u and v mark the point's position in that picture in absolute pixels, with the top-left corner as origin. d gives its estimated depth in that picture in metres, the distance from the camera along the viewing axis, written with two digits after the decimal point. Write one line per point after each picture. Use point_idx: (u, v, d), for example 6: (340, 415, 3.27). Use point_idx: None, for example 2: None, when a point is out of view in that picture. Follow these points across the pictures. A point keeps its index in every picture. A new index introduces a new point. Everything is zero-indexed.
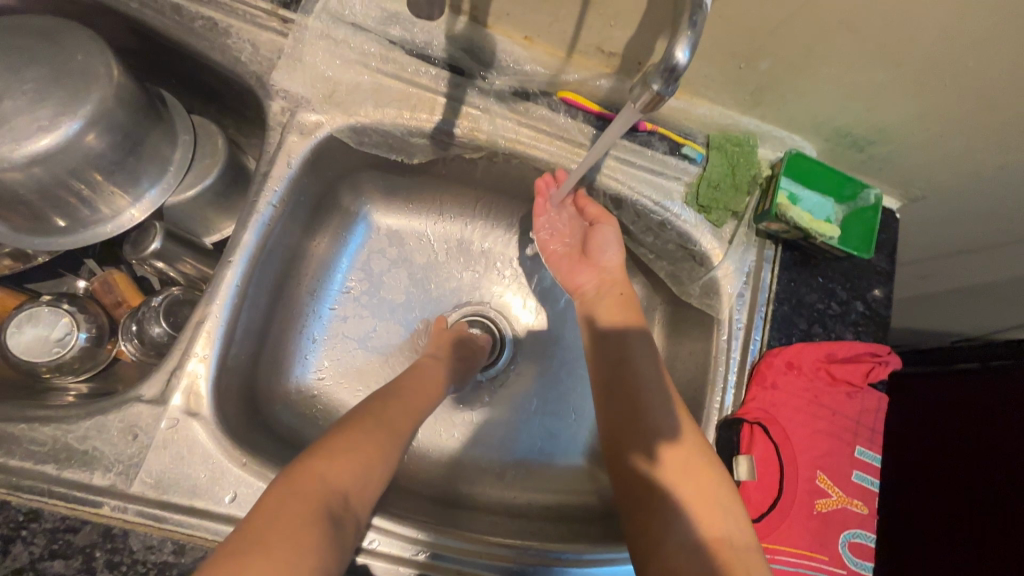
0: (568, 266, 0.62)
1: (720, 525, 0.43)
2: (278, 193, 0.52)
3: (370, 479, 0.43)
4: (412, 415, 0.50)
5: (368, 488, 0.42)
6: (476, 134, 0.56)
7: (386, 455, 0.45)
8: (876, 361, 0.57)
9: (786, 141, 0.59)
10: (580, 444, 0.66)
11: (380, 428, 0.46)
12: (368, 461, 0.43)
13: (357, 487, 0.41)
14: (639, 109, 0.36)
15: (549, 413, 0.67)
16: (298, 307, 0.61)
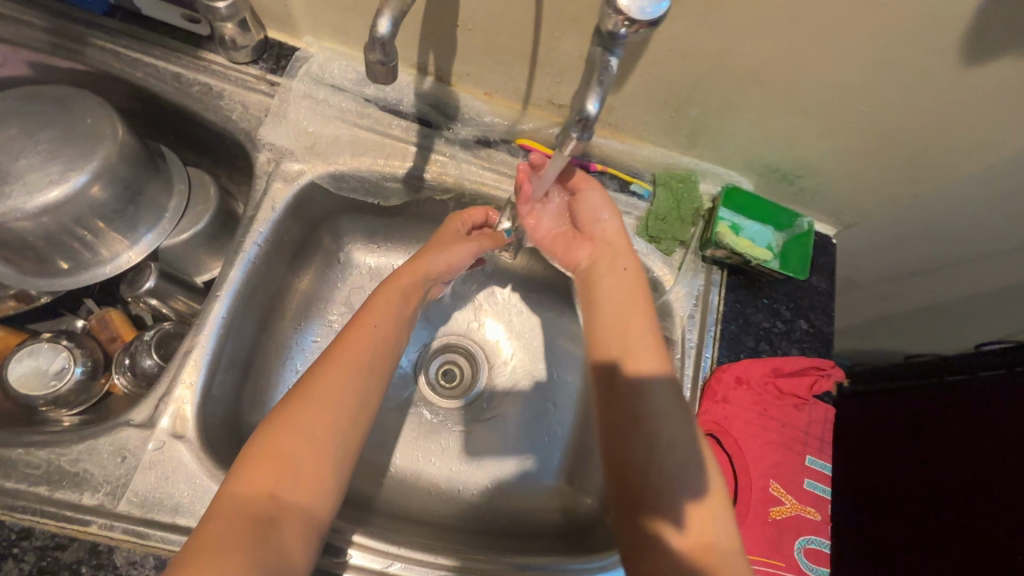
0: (564, 245, 0.61)
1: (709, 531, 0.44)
2: (263, 233, 0.57)
3: (305, 473, 0.44)
4: (348, 382, 0.49)
5: (303, 481, 0.44)
6: (443, 177, 0.62)
7: (321, 449, 0.45)
8: (820, 374, 0.61)
9: (724, 177, 0.65)
10: (553, 467, 0.69)
11: (311, 410, 0.47)
12: (297, 457, 0.44)
13: (289, 488, 0.43)
14: (565, 153, 0.42)
15: (524, 437, 0.71)
16: (282, 340, 0.66)
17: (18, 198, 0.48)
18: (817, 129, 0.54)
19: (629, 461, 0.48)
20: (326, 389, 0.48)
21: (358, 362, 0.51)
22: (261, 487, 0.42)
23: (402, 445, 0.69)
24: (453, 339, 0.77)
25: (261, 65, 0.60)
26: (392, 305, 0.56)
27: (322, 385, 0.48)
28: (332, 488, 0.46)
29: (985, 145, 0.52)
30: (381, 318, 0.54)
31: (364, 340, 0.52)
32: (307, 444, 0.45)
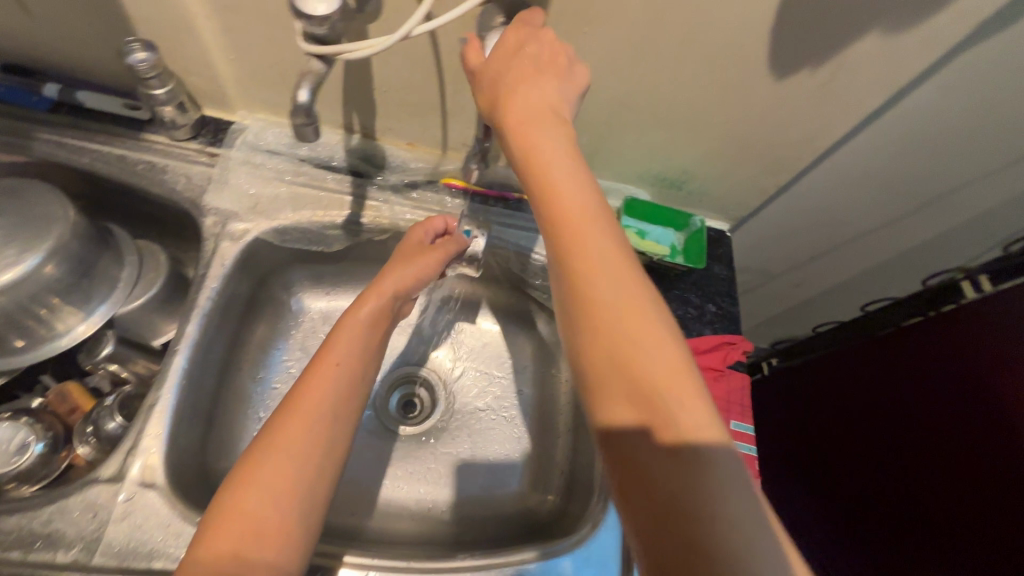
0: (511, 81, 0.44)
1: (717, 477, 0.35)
2: (215, 289, 0.62)
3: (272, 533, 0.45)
4: (308, 436, 0.49)
5: (269, 540, 0.44)
6: (379, 220, 0.69)
7: (286, 497, 0.46)
8: (730, 346, 0.70)
9: (624, 191, 0.76)
10: (514, 470, 0.73)
11: (275, 468, 0.47)
12: (261, 519, 0.44)
13: (254, 545, 0.43)
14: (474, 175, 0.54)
15: (484, 450, 0.75)
16: (242, 390, 0.69)
17: None
18: (685, 141, 0.65)
19: (605, 381, 0.39)
20: (286, 447, 0.48)
21: (320, 418, 0.50)
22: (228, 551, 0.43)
23: (383, 476, 0.72)
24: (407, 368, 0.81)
25: (200, 140, 0.67)
26: (357, 339, 0.57)
27: (286, 443, 0.48)
28: (299, 548, 0.46)
29: (815, 139, 0.64)
30: (344, 357, 0.54)
31: (319, 391, 0.51)
32: (269, 504, 0.45)
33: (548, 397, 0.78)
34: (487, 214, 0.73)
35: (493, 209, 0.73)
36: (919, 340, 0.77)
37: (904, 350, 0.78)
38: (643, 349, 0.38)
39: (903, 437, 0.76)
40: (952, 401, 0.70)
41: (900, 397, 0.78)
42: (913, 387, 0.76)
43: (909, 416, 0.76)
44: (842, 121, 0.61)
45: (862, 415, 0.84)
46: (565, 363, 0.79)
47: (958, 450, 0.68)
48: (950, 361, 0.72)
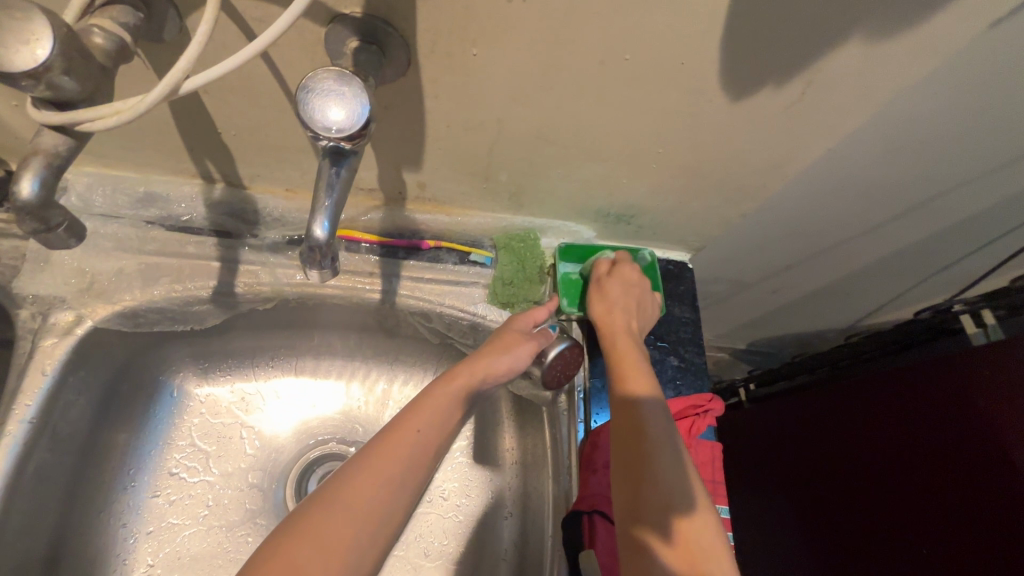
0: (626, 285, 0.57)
1: (688, 509, 0.42)
2: (34, 405, 0.48)
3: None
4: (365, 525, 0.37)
5: None
6: (258, 288, 0.56)
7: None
8: (697, 413, 0.58)
9: (562, 229, 0.63)
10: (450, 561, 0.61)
11: (316, 565, 0.34)
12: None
13: None
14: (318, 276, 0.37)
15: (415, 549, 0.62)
16: (106, 508, 0.57)
17: None
18: (627, 173, 0.53)
19: (629, 392, 0.48)
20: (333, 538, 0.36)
21: (378, 519, 0.38)
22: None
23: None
24: (323, 450, 0.67)
25: (8, 207, 0.51)
26: (445, 411, 0.46)
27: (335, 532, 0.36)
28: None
29: (785, 161, 0.51)
30: (429, 423, 0.45)
31: (386, 472, 0.40)
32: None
33: (491, 472, 0.66)
34: (398, 268, 0.59)
35: (406, 261, 0.60)
36: (907, 378, 0.67)
37: (895, 388, 0.69)
38: (637, 383, 0.49)
39: (906, 490, 0.66)
40: (955, 448, 0.60)
41: (897, 443, 0.68)
42: (909, 432, 0.66)
43: (910, 468, 0.65)
44: (815, 143, 0.49)
45: (861, 468, 0.73)
46: (508, 432, 0.67)
47: (975, 507, 0.57)
48: (945, 402, 0.62)
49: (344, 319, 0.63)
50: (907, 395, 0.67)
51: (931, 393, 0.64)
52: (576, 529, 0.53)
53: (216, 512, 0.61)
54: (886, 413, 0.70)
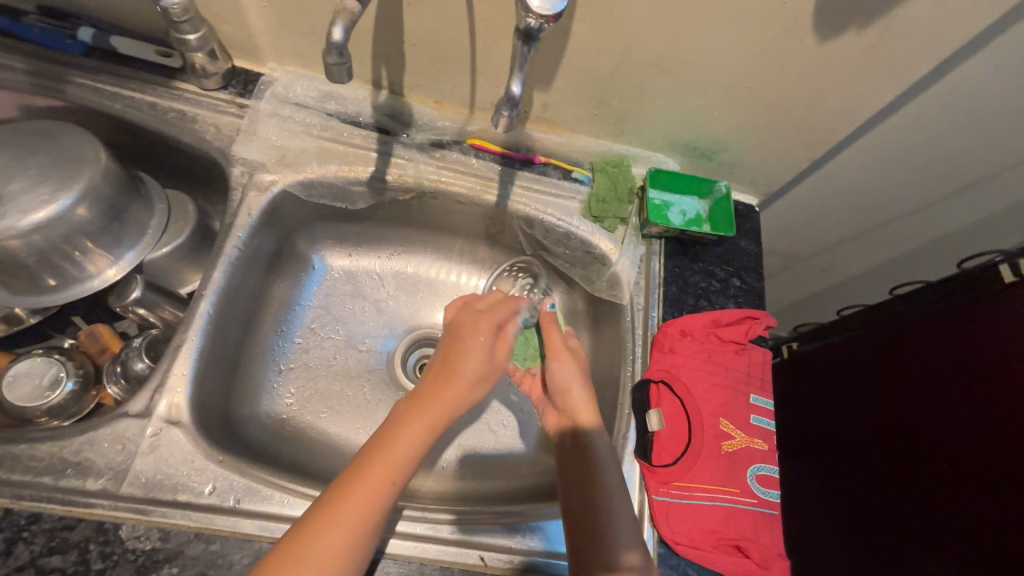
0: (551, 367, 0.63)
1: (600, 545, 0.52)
2: (242, 238, 0.63)
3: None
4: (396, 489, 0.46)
5: None
6: (404, 178, 0.69)
7: None
8: (753, 321, 0.69)
9: (652, 159, 0.75)
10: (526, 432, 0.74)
11: None
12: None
13: None
14: (500, 130, 0.50)
15: (496, 418, 0.75)
16: (265, 342, 0.71)
17: (12, 217, 0.53)
18: (719, 106, 0.63)
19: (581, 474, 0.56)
20: (354, 512, 0.43)
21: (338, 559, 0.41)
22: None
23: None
24: (430, 329, 0.80)
25: (230, 91, 0.67)
26: (408, 446, 0.47)
27: (365, 502, 0.43)
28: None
29: (858, 106, 0.61)
30: (394, 467, 0.46)
31: (412, 441, 0.47)
32: None
33: None
34: (512, 176, 0.72)
35: (519, 172, 0.72)
36: (950, 357, 0.60)
37: (940, 366, 0.61)
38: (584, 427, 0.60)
39: (925, 451, 0.59)
40: (991, 445, 0.53)
41: (921, 423, 0.61)
42: (923, 402, 0.61)
43: (911, 442, 0.61)
44: (887, 89, 0.58)
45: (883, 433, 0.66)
46: (584, 334, 0.79)
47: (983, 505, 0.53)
48: (988, 394, 0.55)
49: (460, 219, 0.76)
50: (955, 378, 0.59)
51: (979, 383, 0.56)
52: (644, 394, 0.64)
53: (337, 362, 0.74)
54: (919, 389, 0.63)
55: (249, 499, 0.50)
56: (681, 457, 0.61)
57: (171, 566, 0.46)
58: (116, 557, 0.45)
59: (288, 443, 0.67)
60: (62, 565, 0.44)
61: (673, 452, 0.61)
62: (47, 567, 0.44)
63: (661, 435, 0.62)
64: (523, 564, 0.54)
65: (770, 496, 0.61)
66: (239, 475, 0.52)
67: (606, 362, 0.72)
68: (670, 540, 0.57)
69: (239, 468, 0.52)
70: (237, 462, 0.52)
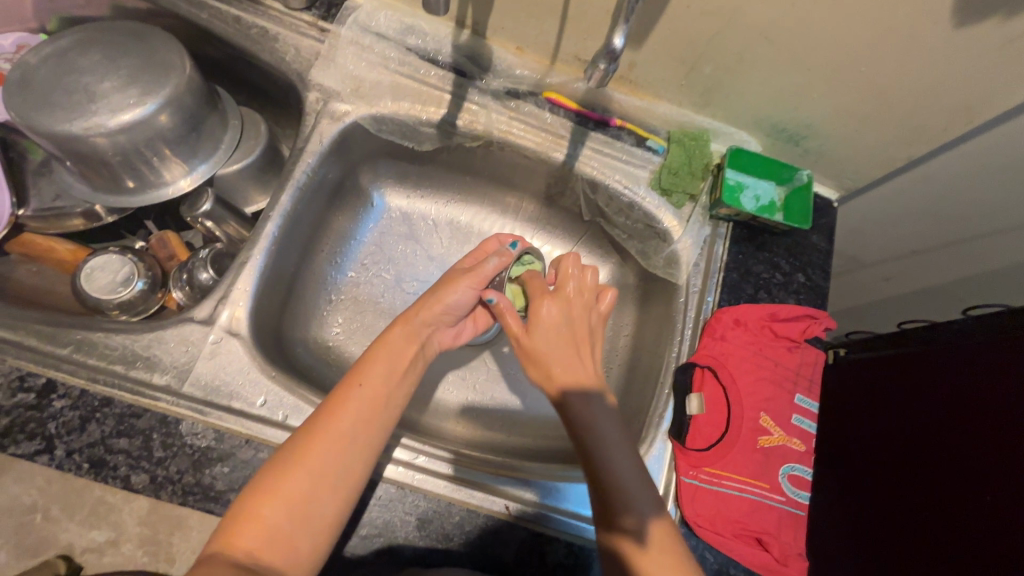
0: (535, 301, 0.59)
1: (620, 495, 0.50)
2: (310, 164, 0.64)
3: (326, 513, 0.45)
4: (376, 406, 0.51)
5: (281, 548, 0.42)
6: (474, 125, 0.68)
7: (316, 504, 0.45)
8: (812, 321, 0.66)
9: (733, 137, 0.71)
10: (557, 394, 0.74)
11: (301, 491, 0.45)
12: (314, 503, 0.45)
13: (286, 533, 0.43)
14: (591, 85, 0.48)
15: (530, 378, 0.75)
16: (319, 271, 0.72)
17: (102, 115, 0.55)
18: (820, 86, 0.59)
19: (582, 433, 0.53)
20: (345, 419, 0.49)
21: (334, 454, 0.47)
22: (266, 528, 0.43)
23: (446, 380, 0.74)
24: None
25: (313, 13, 0.66)
26: (387, 362, 0.54)
27: (346, 415, 0.49)
28: (312, 545, 0.44)
29: (976, 106, 0.56)
30: (368, 376, 0.52)
31: (382, 367, 0.54)
32: (290, 516, 0.44)
33: (609, 335, 0.78)
34: (584, 136, 0.69)
35: (592, 133, 0.70)
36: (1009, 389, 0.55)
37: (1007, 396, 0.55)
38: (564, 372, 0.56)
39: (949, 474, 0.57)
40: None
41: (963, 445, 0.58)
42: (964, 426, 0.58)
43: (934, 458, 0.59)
44: (1016, 91, 0.53)
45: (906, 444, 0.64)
46: (631, 307, 0.78)
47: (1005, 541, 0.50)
48: None
49: (523, 174, 0.74)
50: (1004, 407, 0.55)
51: None
52: (687, 377, 0.63)
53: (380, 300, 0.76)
54: (967, 411, 0.59)
55: (296, 416, 0.53)
56: (715, 445, 0.60)
57: (222, 465, 0.49)
58: (176, 448, 0.49)
59: (333, 369, 0.69)
60: (128, 447, 0.48)
61: (708, 438, 0.60)
62: (116, 447, 0.48)
63: (699, 419, 0.61)
64: (546, 519, 0.55)
65: (799, 496, 0.61)
66: (289, 392, 0.54)
67: (651, 339, 0.71)
68: (693, 523, 0.57)
69: (290, 386, 0.55)
70: (288, 380, 0.55)
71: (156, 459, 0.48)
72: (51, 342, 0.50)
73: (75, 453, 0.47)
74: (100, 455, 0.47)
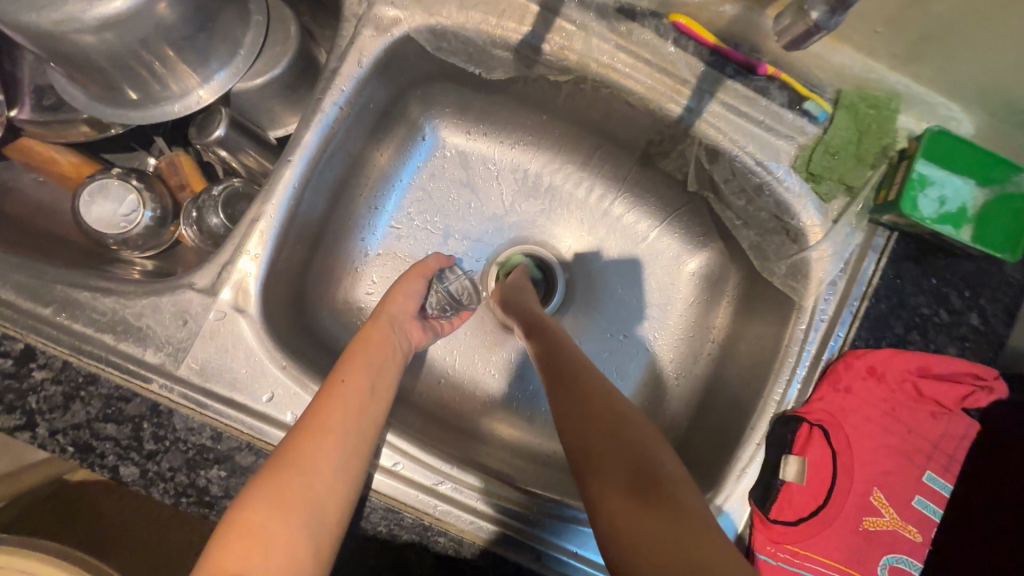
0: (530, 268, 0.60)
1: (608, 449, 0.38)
2: (345, 93, 0.48)
3: (329, 514, 0.37)
4: (365, 400, 0.43)
5: (280, 564, 0.34)
6: (565, 53, 0.49)
7: (315, 506, 0.37)
8: (977, 385, 0.49)
9: (938, 109, 0.49)
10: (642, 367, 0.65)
11: (296, 496, 0.37)
12: (315, 503, 0.37)
13: (283, 547, 0.34)
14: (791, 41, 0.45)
15: (625, 352, 0.66)
16: (355, 219, 0.60)
17: (75, 4, 0.40)
18: None
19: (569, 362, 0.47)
20: (334, 415, 0.41)
21: (327, 451, 0.39)
22: (256, 545, 0.34)
23: (465, 352, 0.64)
24: (537, 247, 0.67)
25: None
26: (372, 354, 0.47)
27: (335, 407, 0.42)
28: (316, 553, 0.36)
29: None
30: (352, 370, 0.45)
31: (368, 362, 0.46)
32: (285, 526, 0.35)
33: (683, 338, 0.65)
34: (717, 84, 0.50)
35: (731, 82, 0.50)
36: None
37: None
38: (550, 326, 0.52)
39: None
40: None
41: None
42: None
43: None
44: None
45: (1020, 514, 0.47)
46: (725, 308, 0.63)
47: None
48: None
49: (620, 123, 0.56)
50: None
51: None
52: (788, 432, 0.50)
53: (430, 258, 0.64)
54: None
55: None
56: (805, 519, 0.48)
57: (220, 468, 0.43)
58: (168, 443, 0.42)
59: None
60: (115, 435, 0.42)
61: (798, 510, 0.48)
62: (102, 434, 0.42)
63: (792, 488, 0.49)
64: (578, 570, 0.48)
65: None
66: (300, 388, 0.45)
67: (745, 362, 0.57)
68: None
69: (301, 379, 0.45)
70: (300, 372, 0.45)
71: (146, 451, 0.42)
72: (31, 298, 0.42)
73: (58, 434, 0.41)
74: (85, 440, 0.41)
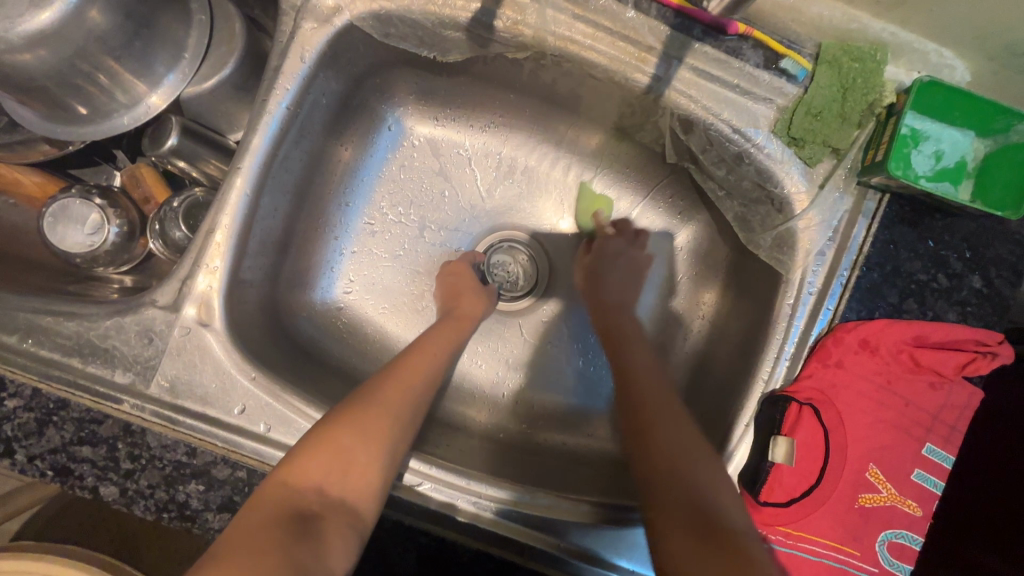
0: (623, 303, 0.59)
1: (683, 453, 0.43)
2: (291, 92, 0.46)
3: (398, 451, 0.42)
4: (430, 373, 0.48)
5: (355, 480, 0.39)
6: (519, 28, 0.46)
7: (390, 438, 0.42)
8: (979, 352, 0.46)
9: (928, 57, 0.45)
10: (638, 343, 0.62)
11: (371, 433, 0.42)
12: (388, 439, 0.42)
13: (360, 467, 0.40)
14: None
15: None
16: (326, 219, 0.59)
17: None
18: None
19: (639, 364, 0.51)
20: (410, 374, 0.47)
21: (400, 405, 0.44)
22: (339, 463, 0.39)
23: None
24: (514, 234, 0.65)
25: None
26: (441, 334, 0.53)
27: (413, 368, 0.47)
28: (385, 482, 0.41)
29: None
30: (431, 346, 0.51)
31: (439, 346, 0.52)
32: (363, 454, 0.40)
33: (674, 316, 0.62)
34: (685, 48, 0.46)
35: (699, 45, 0.46)
36: None
37: None
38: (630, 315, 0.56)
39: None
40: None
41: None
42: None
43: None
44: None
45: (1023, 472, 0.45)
46: (714, 283, 0.60)
47: None
48: None
49: (588, 96, 0.53)
50: None
51: None
52: (777, 412, 0.47)
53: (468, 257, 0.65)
54: None
55: (281, 430, 0.44)
56: (797, 501, 0.46)
57: (197, 482, 0.43)
58: (144, 461, 0.43)
59: (342, 340, 0.59)
60: (91, 457, 0.42)
61: (790, 492, 0.46)
62: (77, 456, 0.42)
63: (782, 470, 0.46)
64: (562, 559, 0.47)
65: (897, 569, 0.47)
66: (271, 399, 0.44)
67: (734, 339, 0.55)
68: None
69: (272, 389, 0.45)
70: (271, 382, 0.45)
71: (123, 470, 0.43)
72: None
73: (36, 459, 0.42)
74: (64, 463, 0.42)
